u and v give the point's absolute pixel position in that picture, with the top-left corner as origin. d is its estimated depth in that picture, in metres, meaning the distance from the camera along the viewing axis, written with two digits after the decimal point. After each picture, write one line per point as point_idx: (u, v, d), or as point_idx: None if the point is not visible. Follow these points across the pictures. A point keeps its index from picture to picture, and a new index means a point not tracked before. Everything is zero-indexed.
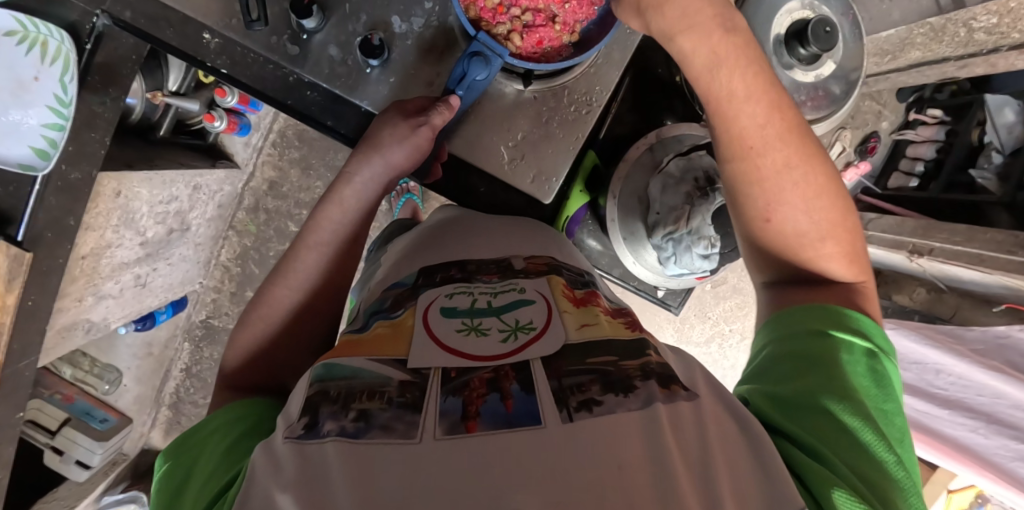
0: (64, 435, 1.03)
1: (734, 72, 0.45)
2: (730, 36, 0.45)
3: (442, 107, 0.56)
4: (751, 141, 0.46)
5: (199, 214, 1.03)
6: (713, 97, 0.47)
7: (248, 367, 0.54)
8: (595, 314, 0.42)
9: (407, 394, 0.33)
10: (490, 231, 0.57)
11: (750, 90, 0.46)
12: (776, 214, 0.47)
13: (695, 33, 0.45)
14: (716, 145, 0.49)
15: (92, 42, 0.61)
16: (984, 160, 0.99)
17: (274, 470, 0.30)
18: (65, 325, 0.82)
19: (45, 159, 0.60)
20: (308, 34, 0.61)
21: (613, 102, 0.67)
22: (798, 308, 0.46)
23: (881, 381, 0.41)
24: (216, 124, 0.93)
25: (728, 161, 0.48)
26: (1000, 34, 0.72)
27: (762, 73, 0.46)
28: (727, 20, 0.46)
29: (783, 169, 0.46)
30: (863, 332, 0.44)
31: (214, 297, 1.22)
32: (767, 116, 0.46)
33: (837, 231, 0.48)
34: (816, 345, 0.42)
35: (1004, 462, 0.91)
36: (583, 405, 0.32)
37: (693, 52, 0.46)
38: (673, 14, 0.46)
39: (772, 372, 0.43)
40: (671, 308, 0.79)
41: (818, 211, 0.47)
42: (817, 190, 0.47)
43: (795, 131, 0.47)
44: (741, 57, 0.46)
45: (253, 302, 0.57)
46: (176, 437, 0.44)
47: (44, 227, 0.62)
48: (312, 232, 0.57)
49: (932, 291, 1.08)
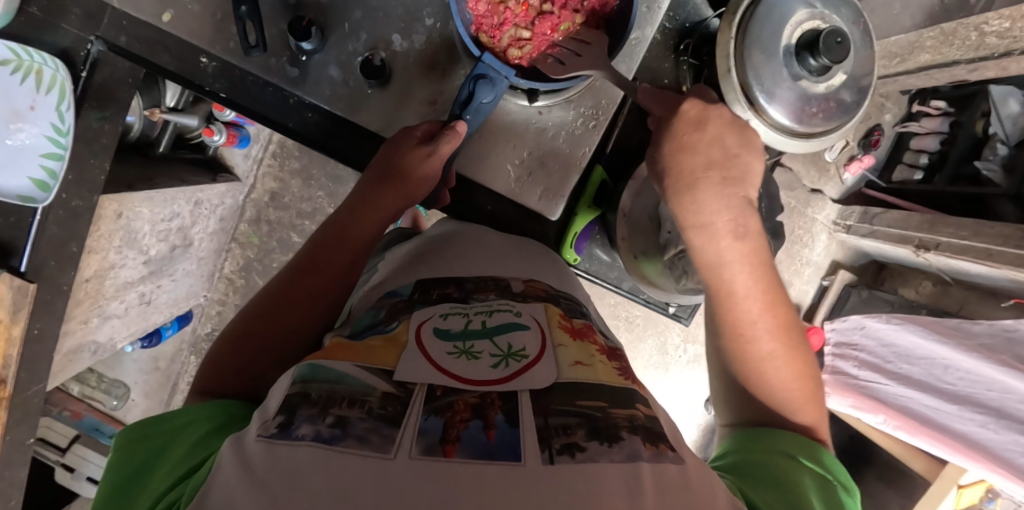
0: (74, 452, 1.03)
1: (732, 273, 0.50)
2: (738, 242, 0.50)
3: (449, 134, 0.55)
4: (746, 330, 0.51)
5: (201, 229, 1.02)
6: (716, 288, 0.52)
7: (223, 371, 0.49)
8: (590, 353, 0.42)
9: (388, 407, 0.33)
10: (483, 251, 0.56)
11: (749, 289, 0.51)
12: (754, 388, 0.52)
13: (706, 233, 0.50)
14: (714, 318, 0.54)
15: (88, 69, 0.60)
16: (988, 151, 0.97)
17: (241, 466, 0.29)
18: (71, 347, 0.83)
19: (46, 191, 0.60)
20: (307, 55, 0.60)
21: (619, 119, 0.66)
22: (768, 432, 0.49)
23: (832, 500, 0.41)
24: (216, 139, 0.91)
25: (724, 337, 0.53)
26: (1012, 39, 0.69)
27: (764, 275, 0.51)
28: (742, 224, 0.50)
29: (768, 357, 0.51)
30: (830, 468, 0.45)
31: (219, 310, 1.21)
32: (762, 312, 0.51)
33: (813, 413, 0.53)
34: (771, 456, 0.45)
35: (1014, 458, 0.86)
36: (566, 449, 0.31)
37: (701, 248, 0.51)
38: (693, 212, 0.50)
39: (728, 469, 0.45)
40: (683, 320, 0.79)
41: (796, 396, 0.52)
42: (799, 381, 0.52)
43: (785, 325, 0.52)
44: (745, 262, 0.50)
45: (243, 312, 0.55)
46: (147, 417, 0.44)
47: (45, 256, 0.61)
48: (300, 251, 0.58)
49: (938, 285, 1.06)
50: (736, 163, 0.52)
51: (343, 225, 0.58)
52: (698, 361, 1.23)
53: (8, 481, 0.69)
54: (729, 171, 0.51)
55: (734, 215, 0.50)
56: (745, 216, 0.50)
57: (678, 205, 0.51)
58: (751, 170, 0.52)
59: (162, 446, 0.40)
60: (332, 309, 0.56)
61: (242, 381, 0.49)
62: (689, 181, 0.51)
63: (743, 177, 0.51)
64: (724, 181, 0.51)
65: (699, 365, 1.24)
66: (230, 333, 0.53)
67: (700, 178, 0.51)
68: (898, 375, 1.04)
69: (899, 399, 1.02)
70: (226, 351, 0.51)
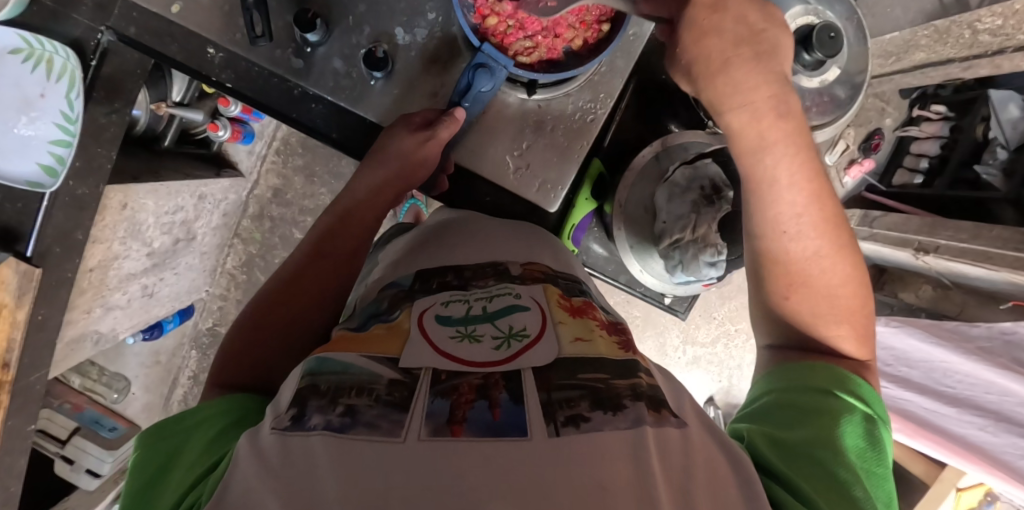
0: (72, 445, 1.05)
1: (781, 158, 0.48)
2: (782, 121, 0.47)
3: (448, 119, 0.56)
4: (786, 226, 0.49)
5: (205, 223, 1.03)
6: (756, 177, 0.49)
7: (235, 363, 0.51)
8: (589, 328, 0.43)
9: (394, 393, 0.33)
10: (484, 235, 0.57)
11: (794, 177, 0.48)
12: (794, 293, 0.50)
13: (754, 117, 0.47)
14: (749, 218, 0.52)
15: (97, 58, 0.61)
16: (988, 156, 0.97)
17: (256, 459, 0.30)
18: (73, 337, 0.83)
19: (52, 176, 0.60)
20: (312, 48, 0.61)
21: (618, 109, 0.69)
22: (813, 364, 0.47)
23: (876, 446, 0.42)
24: (221, 134, 0.94)
25: (761, 238, 0.51)
26: (1005, 36, 0.72)
27: (809, 162, 0.48)
28: (784, 104, 0.47)
29: (812, 257, 0.49)
30: (865, 399, 0.45)
31: (220, 305, 1.22)
32: (807, 206, 0.48)
33: (854, 315, 0.50)
34: (821, 400, 0.44)
35: (1012, 461, 0.85)
36: (571, 420, 0.32)
37: (741, 131, 0.48)
38: (728, 92, 0.47)
39: (777, 419, 0.43)
40: (678, 314, 0.79)
41: (837, 297, 0.49)
42: (843, 281, 0.49)
43: (830, 220, 0.49)
44: (792, 145, 0.48)
45: (249, 306, 0.56)
46: (162, 420, 0.43)
47: (51, 242, 0.62)
48: (304, 240, 0.59)
49: (938, 288, 1.05)
50: (763, 38, 0.47)
51: (344, 212, 0.59)
52: (698, 363, 1.23)
53: (7, 468, 0.69)
54: (760, 45, 0.47)
55: (774, 94, 0.47)
56: (786, 95, 0.48)
57: (710, 84, 0.48)
58: (778, 52, 0.48)
59: (179, 445, 0.40)
60: (336, 293, 0.57)
61: (255, 376, 0.50)
62: (722, 60, 0.46)
63: (773, 52, 0.48)
64: (756, 56, 0.47)
65: (697, 367, 1.23)
66: (236, 329, 0.54)
67: (729, 58, 0.46)
68: (897, 376, 1.04)
69: (899, 401, 1.02)
70: (235, 344, 0.52)
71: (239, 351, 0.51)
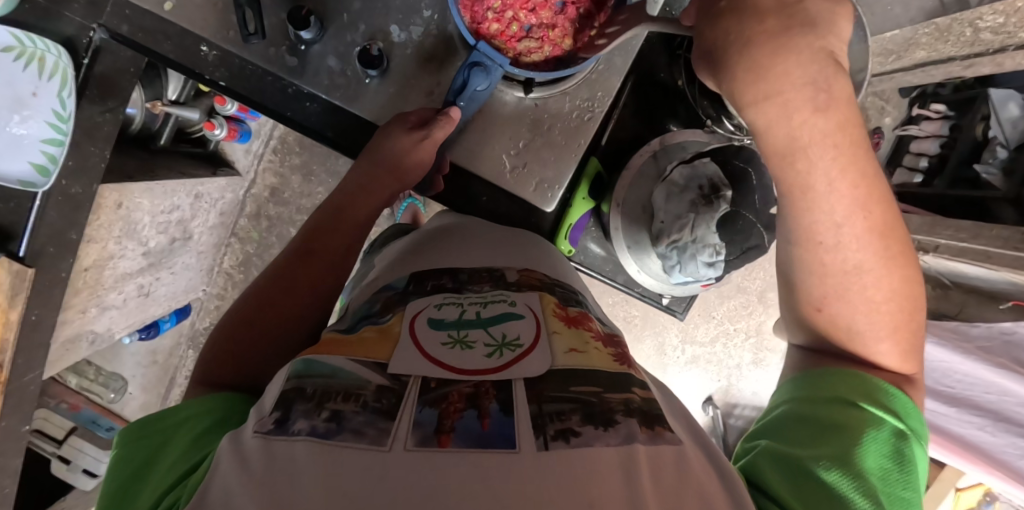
0: (70, 444, 1.04)
1: (816, 164, 0.39)
2: (820, 115, 0.38)
3: (443, 119, 0.56)
4: (824, 237, 0.42)
5: (200, 222, 1.03)
6: (791, 185, 0.41)
7: (224, 364, 0.50)
8: (584, 339, 0.42)
9: (382, 400, 0.33)
10: (481, 241, 0.56)
11: (835, 183, 0.40)
12: (830, 307, 0.46)
13: (782, 106, 0.39)
14: (783, 224, 0.45)
15: (89, 56, 0.61)
16: (988, 155, 0.96)
17: (238, 461, 0.29)
18: (69, 336, 0.83)
19: (45, 176, 0.60)
20: (306, 45, 0.61)
21: (615, 108, 0.68)
22: (832, 374, 0.46)
23: (904, 467, 0.41)
24: (217, 132, 0.93)
25: (795, 245, 0.45)
26: (1007, 33, 0.72)
27: (857, 165, 0.40)
28: (823, 91, 0.38)
29: (853, 270, 0.43)
30: (895, 411, 0.44)
31: (217, 304, 1.22)
32: (850, 217, 0.41)
33: (898, 332, 0.46)
34: (847, 415, 0.43)
35: (1011, 460, 0.87)
36: (561, 435, 0.31)
37: (768, 131, 0.40)
38: (754, 82, 0.39)
39: (792, 436, 0.43)
40: (676, 313, 0.79)
41: (878, 312, 0.45)
42: (888, 295, 0.44)
43: (879, 229, 0.42)
44: (830, 144, 0.39)
45: (239, 305, 0.55)
46: (147, 414, 0.43)
47: (44, 241, 0.61)
48: (295, 237, 0.59)
49: (937, 287, 1.00)
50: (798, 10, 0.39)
51: (340, 208, 0.59)
52: (696, 362, 1.23)
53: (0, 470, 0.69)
54: (792, 18, 0.39)
55: (812, 80, 0.38)
56: (828, 75, 0.38)
57: (734, 78, 0.40)
58: (832, 16, 0.40)
59: (162, 442, 0.40)
60: (333, 289, 0.57)
61: (246, 376, 0.50)
62: (742, 40, 0.39)
63: (815, 26, 0.39)
64: (788, 29, 0.38)
65: (696, 366, 1.23)
66: (227, 326, 0.53)
67: (750, 40, 0.39)
68: None
69: None
70: (223, 344, 0.52)
71: (232, 347, 0.51)
